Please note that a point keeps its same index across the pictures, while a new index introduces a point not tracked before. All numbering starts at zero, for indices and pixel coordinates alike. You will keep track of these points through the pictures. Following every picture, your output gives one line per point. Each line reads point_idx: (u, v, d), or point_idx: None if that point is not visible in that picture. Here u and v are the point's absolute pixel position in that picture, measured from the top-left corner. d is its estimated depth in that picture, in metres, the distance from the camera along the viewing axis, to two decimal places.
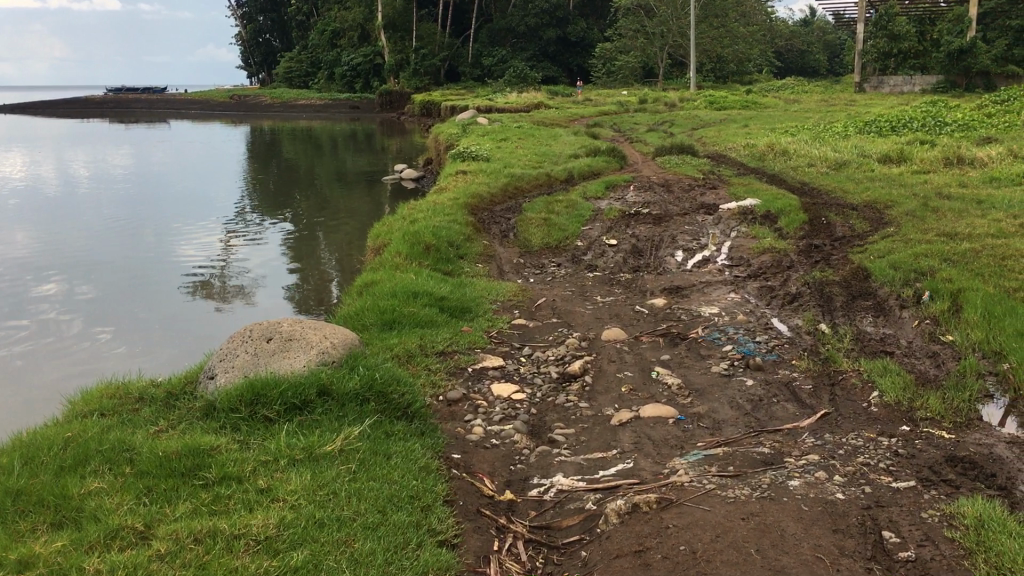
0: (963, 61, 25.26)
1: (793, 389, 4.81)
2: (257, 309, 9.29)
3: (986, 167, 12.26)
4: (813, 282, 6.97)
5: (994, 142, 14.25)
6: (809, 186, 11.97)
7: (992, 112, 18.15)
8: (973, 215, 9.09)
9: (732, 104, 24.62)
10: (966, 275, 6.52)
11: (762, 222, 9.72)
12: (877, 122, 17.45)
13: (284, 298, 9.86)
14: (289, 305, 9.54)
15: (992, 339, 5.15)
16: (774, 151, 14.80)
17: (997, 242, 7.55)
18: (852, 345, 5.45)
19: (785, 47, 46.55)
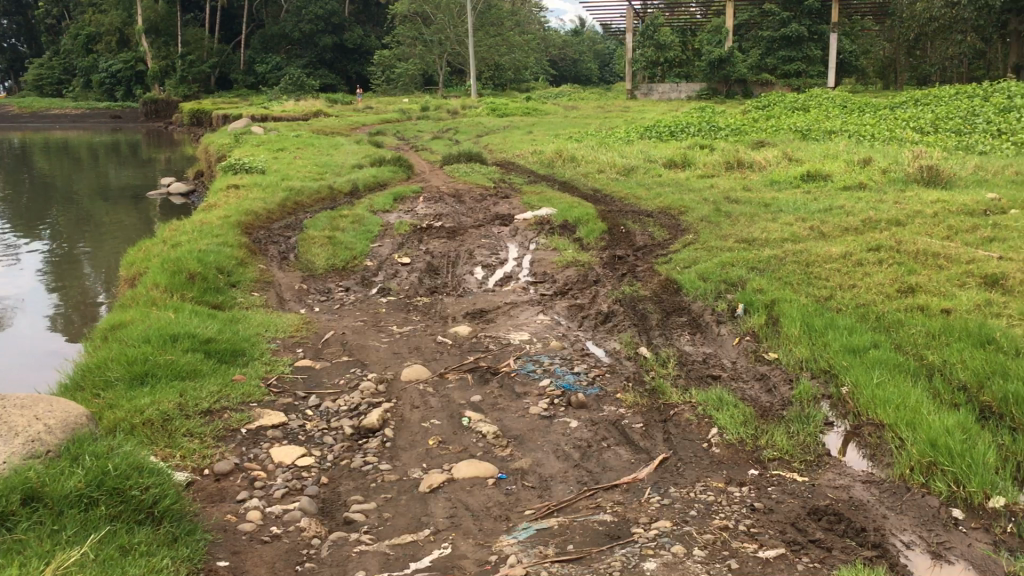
0: (723, 70, 26.51)
1: (623, 430, 4.24)
2: (10, 342, 7.91)
3: (765, 170, 12.51)
4: (623, 298, 6.53)
5: (766, 145, 14.70)
6: (600, 193, 11.71)
7: (758, 116, 18.94)
8: (764, 219, 9.07)
9: (516, 111, 24.51)
10: (776, 284, 6.30)
11: (560, 232, 9.26)
12: (656, 127, 17.72)
13: (45, 326, 8.50)
14: (54, 332, 8.24)
15: (819, 356, 4.86)
16: (562, 157, 14.56)
17: (795, 248, 7.46)
18: (677, 371, 4.99)
19: (559, 56, 47.55)
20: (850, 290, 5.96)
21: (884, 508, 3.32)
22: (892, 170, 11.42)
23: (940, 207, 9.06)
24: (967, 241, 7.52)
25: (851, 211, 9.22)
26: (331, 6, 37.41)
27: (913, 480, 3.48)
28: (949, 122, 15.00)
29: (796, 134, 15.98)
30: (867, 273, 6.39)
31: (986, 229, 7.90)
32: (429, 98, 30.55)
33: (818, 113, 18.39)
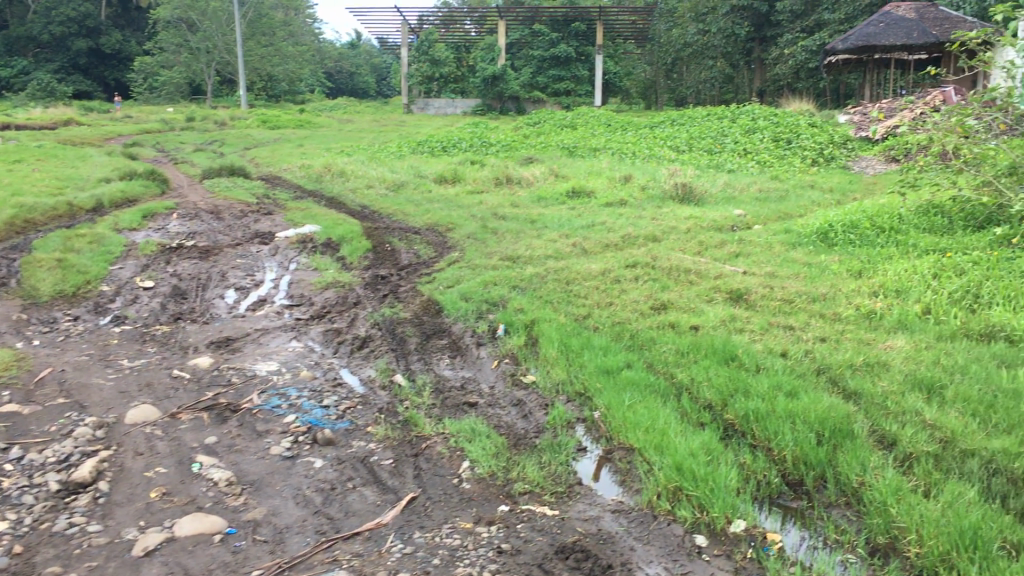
0: (497, 86, 26.76)
1: (371, 468, 3.95)
2: None
3: (533, 186, 12.66)
4: (382, 321, 6.25)
5: (535, 162, 14.93)
6: (368, 209, 11.38)
7: (528, 133, 19.27)
8: (529, 236, 9.09)
9: (286, 123, 23.68)
10: (537, 303, 6.25)
11: (323, 251, 8.85)
12: (429, 142, 17.61)
13: None
14: None
15: (574, 378, 4.80)
16: (331, 172, 14.10)
17: (557, 265, 7.48)
18: (432, 399, 4.77)
19: (335, 69, 46.77)
20: (607, 309, 6.00)
21: (631, 539, 3.24)
22: (650, 187, 11.87)
23: (693, 223, 9.46)
24: (716, 256, 7.84)
25: (611, 227, 9.44)
26: (83, 9, 34.80)
27: (660, 508, 3.43)
28: (702, 141, 15.88)
29: (563, 150, 16.36)
30: (623, 290, 6.48)
31: (732, 245, 8.30)
32: (193, 108, 28.97)
33: (584, 131, 18.97)
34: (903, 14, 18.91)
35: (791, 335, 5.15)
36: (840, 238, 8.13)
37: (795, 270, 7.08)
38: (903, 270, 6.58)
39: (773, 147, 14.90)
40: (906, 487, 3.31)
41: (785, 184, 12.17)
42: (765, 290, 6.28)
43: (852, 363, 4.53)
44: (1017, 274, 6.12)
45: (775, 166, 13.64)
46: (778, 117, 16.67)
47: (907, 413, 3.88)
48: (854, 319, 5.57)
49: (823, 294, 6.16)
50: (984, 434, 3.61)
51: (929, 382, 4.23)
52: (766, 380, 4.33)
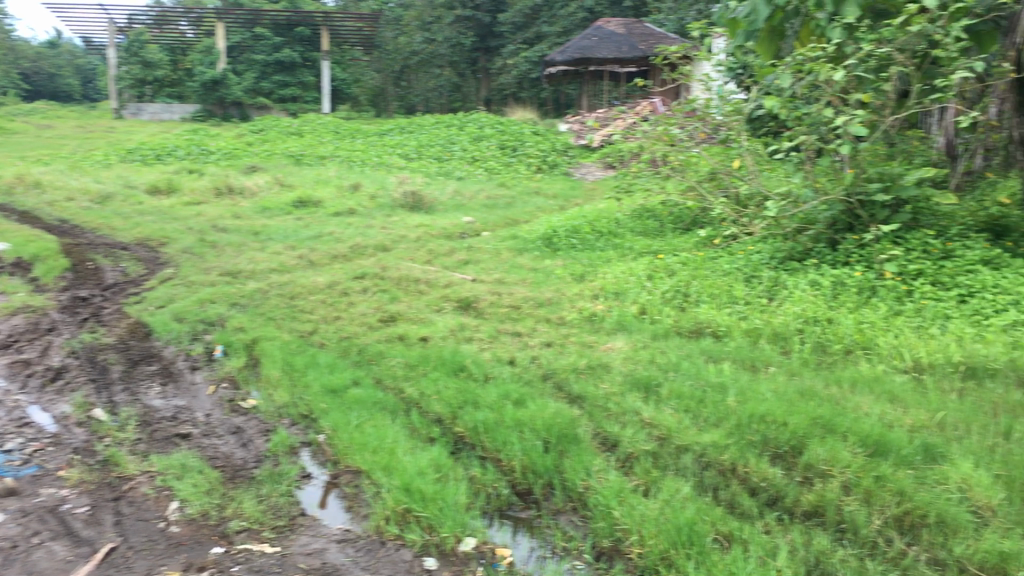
0: (217, 91, 25.47)
1: (62, 518, 3.42)
2: None
3: (257, 197, 12.10)
4: (81, 348, 5.62)
5: (258, 171, 14.31)
6: (68, 223, 10.34)
7: (251, 140, 18.49)
8: (251, 249, 8.63)
9: None
10: (258, 321, 5.90)
11: (11, 271, 7.88)
12: (141, 150, 16.41)
13: None
14: None
15: (298, 401, 4.54)
16: (24, 184, 12.70)
17: (281, 279, 7.13)
18: (139, 433, 4.32)
19: (31, 70, 42.58)
20: (333, 323, 5.77)
21: (358, 571, 3.05)
22: (379, 196, 11.72)
23: (423, 231, 9.42)
24: (445, 264, 7.82)
25: (339, 237, 9.18)
26: None
27: (388, 534, 3.26)
28: (430, 149, 15.97)
29: (288, 158, 15.82)
30: (351, 302, 6.28)
31: (462, 252, 8.33)
32: None
33: (311, 138, 18.47)
34: (613, 29, 20.24)
35: (518, 341, 5.20)
36: (563, 242, 8.39)
37: (522, 276, 7.20)
38: (621, 273, 6.88)
39: (499, 154, 15.27)
40: (628, 488, 3.37)
41: (511, 190, 12.48)
42: (493, 297, 6.33)
43: (576, 367, 4.62)
44: (720, 273, 6.59)
45: (502, 174, 13.97)
46: (503, 126, 17.13)
47: (627, 413, 3.98)
48: (578, 322, 5.72)
49: (548, 299, 6.30)
50: (696, 429, 3.77)
51: (646, 381, 4.38)
52: (494, 390, 4.30)
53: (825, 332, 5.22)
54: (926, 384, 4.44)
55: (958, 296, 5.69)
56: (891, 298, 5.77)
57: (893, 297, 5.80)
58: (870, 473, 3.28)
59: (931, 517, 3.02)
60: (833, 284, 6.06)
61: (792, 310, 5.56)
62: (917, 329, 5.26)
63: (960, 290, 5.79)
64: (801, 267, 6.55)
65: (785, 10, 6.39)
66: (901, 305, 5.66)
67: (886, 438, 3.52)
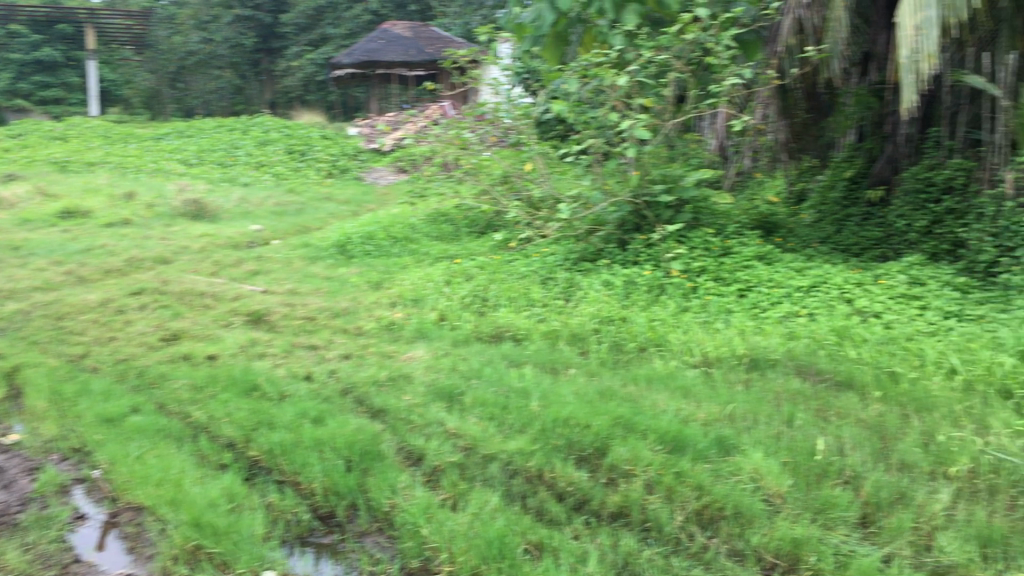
0: None
1: None
2: None
3: (15, 208, 11.05)
4: None
5: (16, 180, 13.09)
6: None
7: (6, 146, 16.91)
8: (11, 266, 7.84)
9: None
10: (21, 347, 5.35)
11: None
12: None
13: None
14: None
15: (70, 433, 4.13)
16: None
17: (47, 298, 6.51)
18: None
19: None
20: (109, 345, 5.31)
21: None
22: (158, 205, 11.02)
23: (207, 241, 8.92)
24: (233, 276, 7.43)
25: (113, 250, 8.52)
26: None
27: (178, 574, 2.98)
28: (212, 154, 15.23)
29: (51, 165, 14.59)
30: (129, 322, 5.82)
31: (250, 263, 7.94)
32: None
33: (78, 144, 17.15)
34: (400, 32, 20.50)
35: (315, 355, 5.00)
36: (357, 249, 8.19)
37: (316, 285, 6.96)
38: (418, 279, 6.79)
39: (287, 159, 14.79)
40: (435, 504, 3.25)
41: (301, 196, 12.10)
42: (287, 310, 6.07)
43: (377, 380, 4.48)
44: (517, 276, 6.63)
45: (290, 179, 13.53)
46: (290, 130, 16.64)
47: (431, 425, 3.89)
48: (376, 331, 5.57)
49: (345, 309, 6.11)
50: (501, 436, 3.72)
51: (449, 390, 4.30)
52: (290, 409, 4.08)
53: (619, 331, 5.36)
54: (715, 377, 4.62)
55: (738, 291, 6.02)
56: (678, 295, 6.01)
57: (680, 294, 6.04)
58: (670, 470, 3.35)
59: (729, 509, 3.11)
60: (624, 284, 6.24)
61: (587, 310, 5.67)
62: (703, 323, 5.50)
63: (739, 285, 6.13)
64: (594, 268, 6.70)
65: (569, 17, 6.83)
66: (687, 302, 5.91)
67: (682, 434, 3.62)
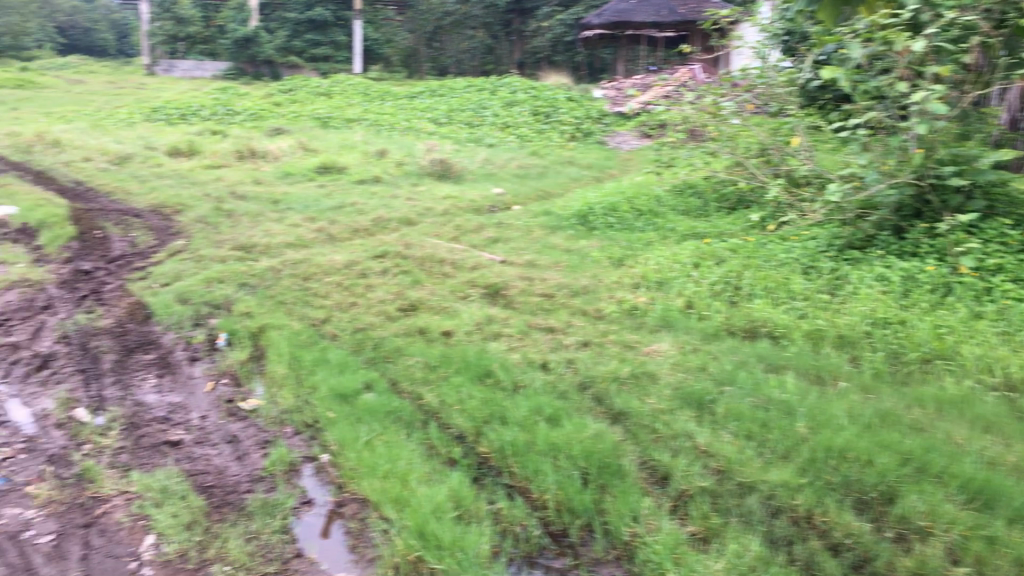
0: (249, 49, 23.51)
1: (31, 565, 2.89)
2: None
3: (279, 162, 11.59)
4: (74, 334, 5.17)
5: (283, 134, 13.76)
6: (84, 186, 9.94)
7: (280, 100, 17.59)
8: (269, 220, 8.30)
9: (2, 82, 20.42)
10: (268, 305, 5.51)
11: (16, 239, 7.43)
12: (166, 109, 15.95)
13: None
14: None
15: (304, 405, 4.08)
16: (42, 143, 12.29)
17: (296, 257, 6.66)
18: (122, 438, 3.85)
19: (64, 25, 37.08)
20: (349, 311, 5.27)
21: None
22: (407, 163, 11.26)
23: (450, 204, 8.96)
24: (473, 243, 7.31)
25: (362, 209, 8.76)
26: None
27: None
28: (461, 114, 15.37)
29: (315, 121, 15.25)
30: (369, 286, 5.80)
31: (490, 229, 7.80)
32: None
33: (340, 99, 17.75)
34: None
35: (552, 339, 4.66)
36: (599, 220, 7.78)
37: (555, 258, 6.63)
38: (664, 259, 6.28)
39: (532, 121, 14.62)
40: (685, 543, 2.84)
41: (544, 159, 11.92)
42: (525, 284, 5.80)
43: (618, 376, 4.07)
44: (775, 263, 5.98)
45: (534, 141, 13.41)
46: (537, 91, 16.46)
47: (678, 437, 3.43)
48: (617, 316, 5.15)
49: (584, 287, 5.74)
50: (761, 462, 3.21)
51: (698, 396, 3.80)
52: (525, 403, 3.77)
53: (896, 337, 4.60)
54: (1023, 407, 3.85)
55: None
56: (969, 298, 5.11)
57: (972, 297, 5.15)
58: (978, 533, 2.74)
59: None
60: (902, 280, 5.39)
61: (859, 310, 4.94)
62: (1004, 335, 4.62)
63: None
64: (864, 258, 5.91)
65: None
66: (982, 306, 5.01)
67: (993, 486, 2.95)
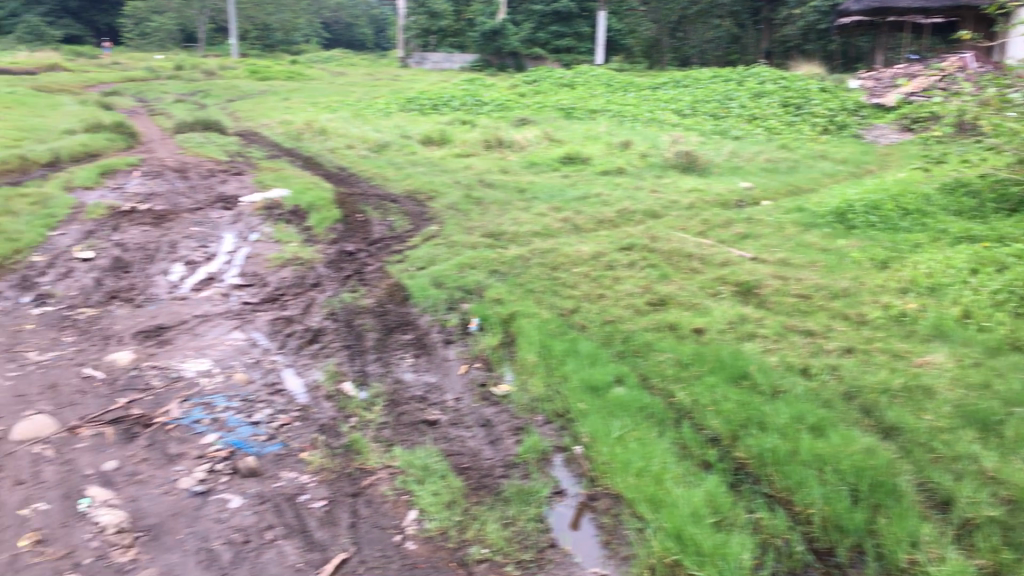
0: (495, 41, 23.91)
1: (304, 528, 3.08)
2: None
3: (525, 152, 11.82)
4: (341, 311, 5.50)
5: (528, 124, 14.03)
6: (347, 172, 10.59)
7: (525, 91, 17.96)
8: (516, 209, 8.48)
9: (276, 74, 22.21)
10: (518, 292, 5.60)
11: (289, 219, 8.03)
12: (419, 99, 16.71)
13: None
14: None
15: (555, 395, 4.11)
16: (311, 131, 13.24)
17: (543, 246, 6.75)
18: (384, 414, 4.05)
19: (331, 19, 39.73)
20: (598, 302, 5.25)
21: None
22: (651, 155, 11.13)
23: (696, 197, 8.75)
24: (722, 238, 7.09)
25: (607, 200, 8.75)
26: None
27: None
28: (706, 105, 15.01)
29: (559, 112, 15.44)
30: (616, 279, 5.76)
31: (739, 224, 7.54)
32: (182, 56, 27.40)
33: (584, 91, 17.84)
34: None
35: (812, 343, 4.41)
36: (859, 218, 7.31)
37: (811, 258, 6.29)
38: (936, 262, 5.79)
39: (781, 113, 14.01)
40: None
41: (794, 152, 11.39)
42: (779, 283, 5.54)
43: (888, 387, 3.77)
44: None
45: (783, 134, 12.84)
46: (787, 81, 15.73)
47: (961, 461, 3.15)
48: (883, 323, 4.80)
49: (844, 289, 5.40)
50: None
51: (983, 416, 3.45)
52: (786, 409, 3.59)
53: None
54: None
55: None
56: None
57: None
58: None
59: None
60: None
61: None
62: None
63: None
64: None
65: None
66: None
67: None
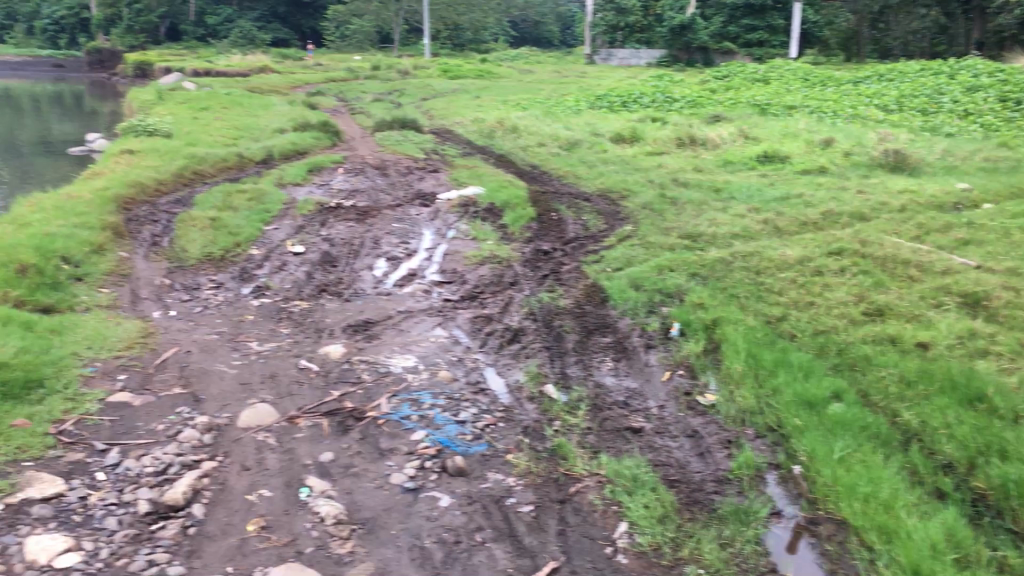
0: (685, 36, 23.44)
1: (513, 533, 3.08)
2: None
3: (719, 150, 11.49)
4: (540, 311, 5.51)
5: (722, 121, 13.65)
6: (538, 170, 10.65)
7: (717, 86, 17.50)
8: (713, 209, 8.23)
9: (468, 73, 22.69)
10: (720, 297, 5.42)
11: (485, 217, 8.14)
12: (609, 96, 16.60)
13: None
14: None
15: (766, 408, 3.94)
16: (503, 128, 13.41)
17: (744, 249, 6.51)
18: (588, 419, 4.00)
19: (519, 17, 40.34)
20: (807, 311, 5.00)
21: None
22: (855, 154, 10.55)
23: (908, 199, 8.20)
24: (939, 244, 6.60)
25: (809, 201, 8.35)
26: None
27: None
28: (914, 100, 14.08)
29: (754, 108, 14.92)
30: (827, 286, 5.46)
31: (959, 229, 6.99)
32: (379, 56, 28.52)
33: (779, 86, 17.16)
34: None
35: None
36: None
37: None
38: None
39: (1000, 108, 12.93)
40: None
41: (1017, 150, 10.48)
42: (1012, 295, 5.07)
43: None
44: None
45: (1003, 130, 11.85)
46: (1007, 73, 14.49)
47: None
48: None
49: None
50: None
51: None
52: None
53: None
54: None
55: None
56: None
57: None
58: None
59: None
60: None
61: None
62: None
63: None
64: None
65: None
66: None
67: None
